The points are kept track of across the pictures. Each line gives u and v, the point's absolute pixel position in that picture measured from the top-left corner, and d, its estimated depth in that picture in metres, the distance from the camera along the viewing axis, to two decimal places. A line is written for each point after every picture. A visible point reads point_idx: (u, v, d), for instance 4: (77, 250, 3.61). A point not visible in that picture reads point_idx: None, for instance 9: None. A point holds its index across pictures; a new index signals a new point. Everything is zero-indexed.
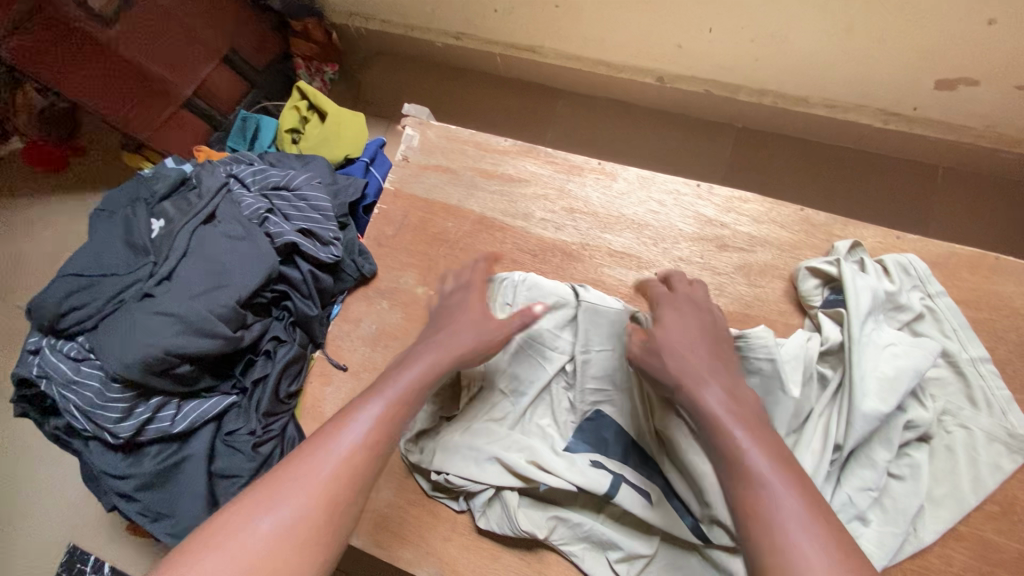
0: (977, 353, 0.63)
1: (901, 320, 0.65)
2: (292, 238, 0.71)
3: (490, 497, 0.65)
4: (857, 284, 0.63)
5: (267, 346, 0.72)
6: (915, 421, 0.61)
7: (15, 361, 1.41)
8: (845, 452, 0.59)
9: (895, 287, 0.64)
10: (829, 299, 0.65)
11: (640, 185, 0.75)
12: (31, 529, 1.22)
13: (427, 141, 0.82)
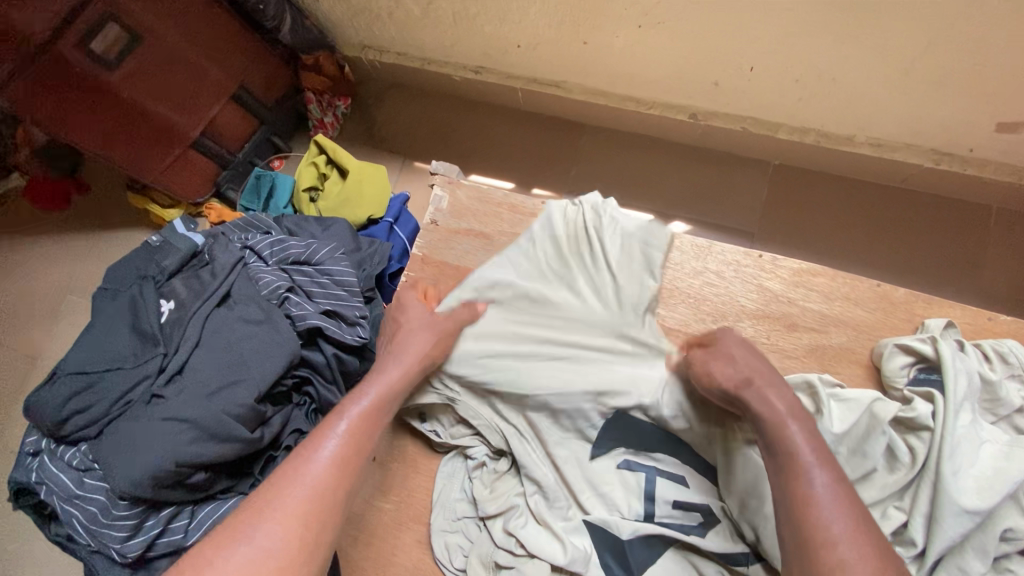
0: None
1: (999, 413, 0.57)
2: (315, 321, 0.64)
3: None
4: (957, 366, 0.55)
5: (288, 441, 0.65)
6: (1015, 531, 0.52)
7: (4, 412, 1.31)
8: (927, 557, 0.52)
9: (995, 376, 0.56)
10: (920, 380, 0.58)
11: (696, 255, 0.69)
12: None
13: (458, 202, 0.76)
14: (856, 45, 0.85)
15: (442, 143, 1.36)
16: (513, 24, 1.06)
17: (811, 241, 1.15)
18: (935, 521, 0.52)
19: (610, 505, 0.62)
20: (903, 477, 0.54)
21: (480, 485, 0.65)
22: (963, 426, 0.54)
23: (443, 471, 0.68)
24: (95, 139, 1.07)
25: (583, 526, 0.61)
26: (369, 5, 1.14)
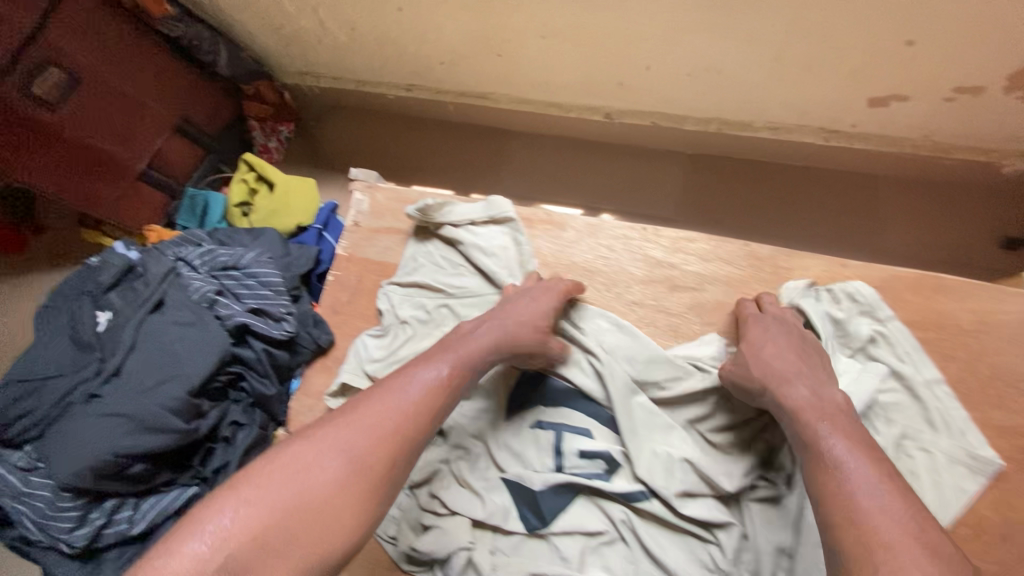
0: (931, 375, 0.62)
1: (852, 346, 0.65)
2: (242, 318, 0.70)
3: (465, 566, 0.63)
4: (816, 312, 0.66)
5: (226, 433, 0.70)
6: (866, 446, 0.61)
7: None
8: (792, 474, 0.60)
9: (841, 316, 0.66)
10: None
11: (589, 232, 0.76)
12: None
13: (376, 204, 0.83)
14: (730, 39, 0.95)
15: (385, 159, 1.45)
16: (431, 42, 1.15)
17: (724, 222, 1.26)
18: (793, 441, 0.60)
19: (525, 462, 0.68)
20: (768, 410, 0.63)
21: None
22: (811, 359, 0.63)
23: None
24: (45, 179, 1.12)
25: (501, 483, 0.67)
26: (300, 34, 1.23)
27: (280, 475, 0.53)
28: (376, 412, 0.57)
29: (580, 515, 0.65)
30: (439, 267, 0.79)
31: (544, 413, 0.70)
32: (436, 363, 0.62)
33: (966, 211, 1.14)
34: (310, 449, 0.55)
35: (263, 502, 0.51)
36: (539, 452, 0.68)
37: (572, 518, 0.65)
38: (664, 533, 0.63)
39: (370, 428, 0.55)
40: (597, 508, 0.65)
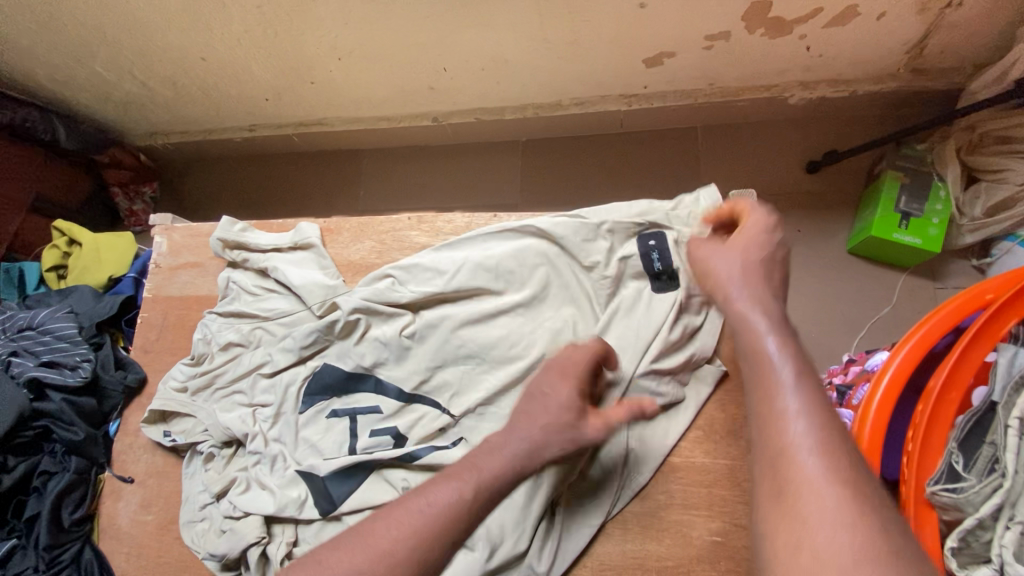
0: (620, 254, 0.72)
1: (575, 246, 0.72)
2: (32, 372, 0.74)
3: (259, 560, 0.67)
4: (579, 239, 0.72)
5: (37, 483, 0.74)
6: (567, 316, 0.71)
7: None
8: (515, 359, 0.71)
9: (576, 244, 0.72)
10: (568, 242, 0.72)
11: (361, 231, 0.81)
12: None
13: (173, 243, 0.88)
14: (497, 32, 1.01)
15: (247, 199, 1.50)
16: (248, 82, 1.21)
17: (564, 196, 1.32)
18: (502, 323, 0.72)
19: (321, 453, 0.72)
20: (506, 315, 0.72)
21: (212, 474, 0.73)
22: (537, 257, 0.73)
23: (187, 465, 0.76)
24: None
25: (297, 476, 0.70)
26: (130, 98, 1.29)
27: None
28: (392, 545, 0.50)
29: (372, 491, 0.69)
30: (251, 295, 0.81)
31: (340, 409, 0.74)
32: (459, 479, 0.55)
33: (771, 143, 1.21)
34: None
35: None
36: (336, 443, 0.72)
37: (364, 499, 0.68)
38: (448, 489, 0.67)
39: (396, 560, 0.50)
40: (387, 486, 0.69)
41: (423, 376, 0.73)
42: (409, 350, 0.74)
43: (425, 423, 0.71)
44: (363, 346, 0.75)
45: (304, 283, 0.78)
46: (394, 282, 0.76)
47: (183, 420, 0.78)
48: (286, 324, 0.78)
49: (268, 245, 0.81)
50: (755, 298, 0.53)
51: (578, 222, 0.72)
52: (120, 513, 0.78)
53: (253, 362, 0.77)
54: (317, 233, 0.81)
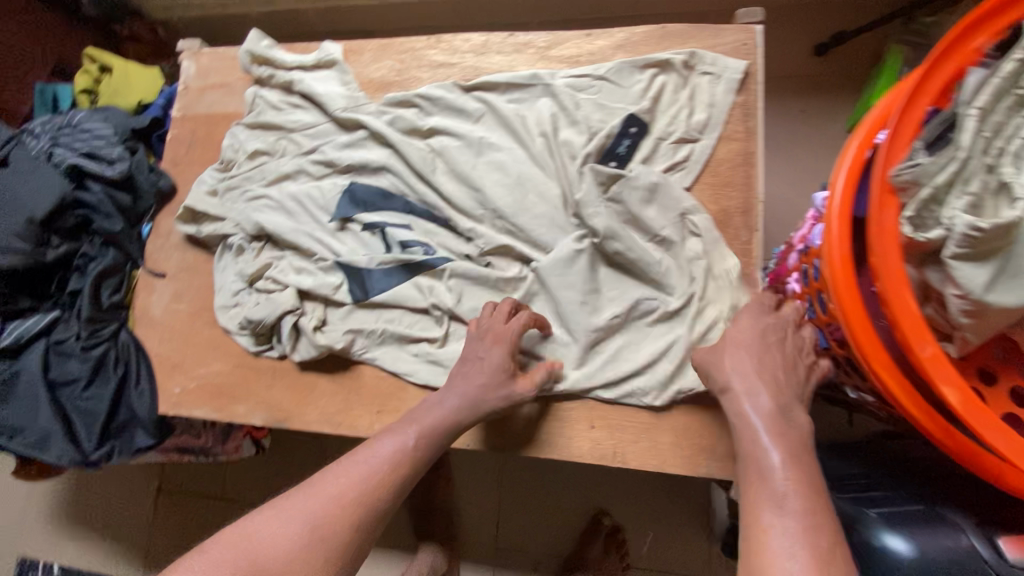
0: (627, 99, 0.74)
1: (582, 85, 0.76)
2: (73, 160, 0.79)
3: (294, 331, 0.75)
4: (588, 81, 0.76)
5: (79, 264, 0.80)
6: (570, 142, 0.75)
7: None
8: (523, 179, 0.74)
9: (583, 84, 0.76)
10: (576, 80, 0.77)
11: (381, 50, 0.85)
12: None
13: (200, 66, 0.92)
14: None
15: None
16: None
17: None
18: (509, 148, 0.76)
19: (350, 247, 0.79)
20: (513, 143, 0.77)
21: (247, 265, 0.79)
22: (546, 99, 0.77)
23: (218, 261, 0.82)
24: None
25: (336, 265, 0.78)
26: None
27: (237, 540, 0.51)
28: (347, 482, 0.55)
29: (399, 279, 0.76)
30: (276, 109, 0.85)
31: (365, 213, 0.79)
32: (407, 429, 0.60)
33: (782, 25, 1.22)
34: (278, 518, 0.52)
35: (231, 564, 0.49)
36: (365, 242, 0.79)
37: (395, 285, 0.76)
38: (462, 283, 0.74)
39: (338, 496, 0.54)
40: (412, 277, 0.76)
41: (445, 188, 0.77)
42: (430, 165, 0.78)
43: (444, 229, 0.77)
44: (386, 159, 0.79)
45: (330, 98, 0.82)
46: (419, 112, 0.79)
47: (213, 221, 0.83)
48: (313, 141, 0.83)
49: (292, 63, 0.85)
50: (760, 383, 0.56)
51: (591, 68, 0.76)
52: (153, 304, 0.84)
53: (283, 169, 0.82)
54: (340, 51, 0.84)
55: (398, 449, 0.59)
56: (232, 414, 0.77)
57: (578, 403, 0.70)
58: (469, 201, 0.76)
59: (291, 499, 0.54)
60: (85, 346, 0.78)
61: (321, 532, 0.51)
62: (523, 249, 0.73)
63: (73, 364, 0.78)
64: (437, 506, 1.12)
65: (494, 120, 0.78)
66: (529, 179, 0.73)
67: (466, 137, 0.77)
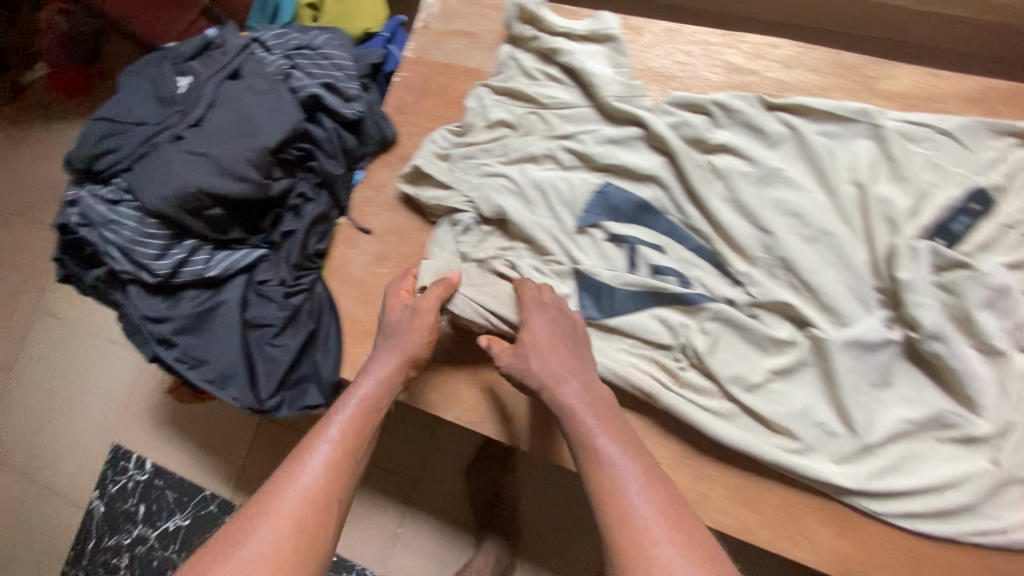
0: (974, 166, 0.62)
1: (919, 135, 0.64)
2: (315, 90, 0.72)
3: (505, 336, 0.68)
4: (928, 133, 0.63)
5: (294, 202, 0.73)
6: (889, 198, 0.62)
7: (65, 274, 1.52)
8: (824, 231, 0.63)
9: (920, 133, 0.63)
10: (912, 127, 0.64)
11: (667, 37, 0.73)
12: (98, 410, 1.42)
13: (446, 8, 0.82)
14: None
15: None
16: None
17: None
18: (810, 189, 0.64)
19: (590, 254, 0.69)
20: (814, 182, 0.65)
21: (472, 247, 0.72)
22: (867, 141, 0.64)
23: (435, 232, 0.74)
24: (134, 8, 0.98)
25: (571, 274, 0.69)
26: None
27: (218, 542, 0.52)
28: (289, 480, 0.56)
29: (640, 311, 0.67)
30: (530, 78, 0.75)
31: (615, 221, 0.69)
32: (334, 417, 0.61)
33: None
34: (250, 521, 0.53)
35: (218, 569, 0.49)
36: (609, 254, 0.69)
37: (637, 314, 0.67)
38: (720, 332, 0.65)
39: (289, 501, 0.54)
40: (652, 309, 0.67)
41: (723, 216, 0.66)
42: (708, 186, 0.67)
43: (709, 264, 0.67)
44: (655, 167, 0.68)
45: (604, 79, 0.71)
46: (708, 122, 0.67)
47: (438, 186, 0.74)
48: (567, 123, 0.73)
49: (562, 28, 0.74)
50: (567, 371, 0.61)
51: (934, 118, 0.64)
52: (352, 260, 0.77)
53: (529, 149, 0.73)
54: (620, 27, 0.73)
55: (328, 448, 0.58)
56: (422, 403, 0.73)
57: (818, 495, 0.62)
58: (748, 237, 0.65)
59: (251, 507, 0.54)
60: (288, 293, 0.72)
61: (286, 541, 0.52)
62: (809, 313, 0.62)
63: (271, 308, 0.72)
64: (494, 494, 1.11)
65: (796, 151, 0.66)
66: (833, 234, 0.62)
67: (760, 164, 0.66)
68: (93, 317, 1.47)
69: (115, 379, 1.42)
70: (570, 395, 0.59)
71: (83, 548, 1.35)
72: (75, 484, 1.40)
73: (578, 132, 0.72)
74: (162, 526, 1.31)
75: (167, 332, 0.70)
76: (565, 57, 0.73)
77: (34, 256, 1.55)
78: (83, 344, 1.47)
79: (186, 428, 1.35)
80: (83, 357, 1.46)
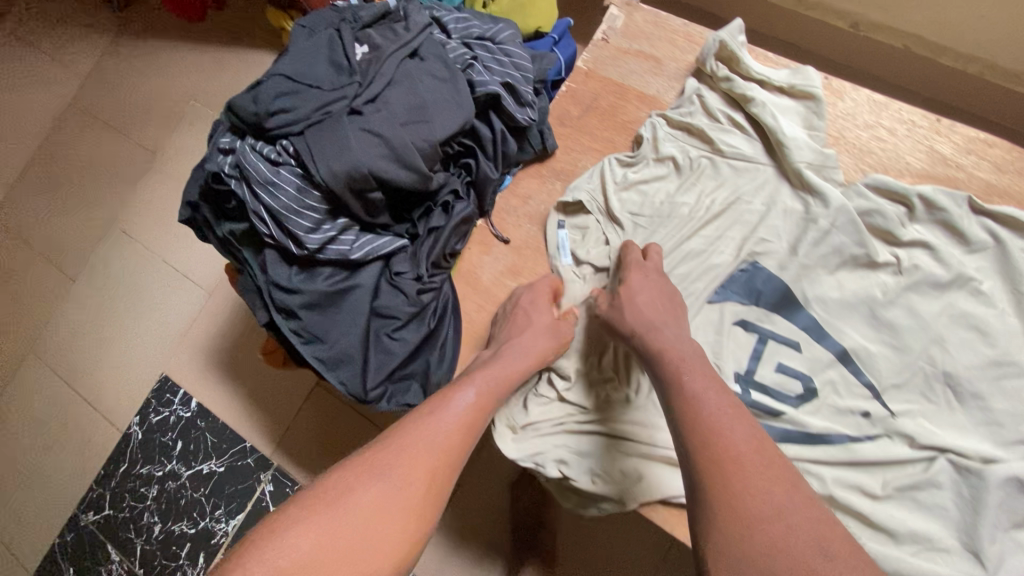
0: None
1: None
2: (495, 89, 0.68)
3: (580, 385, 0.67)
4: None
5: (445, 198, 0.71)
6: None
7: (144, 194, 1.51)
8: (1008, 359, 0.60)
9: None
10: None
11: (870, 108, 0.68)
12: (153, 337, 1.42)
13: (631, 24, 0.77)
14: None
15: None
16: None
17: None
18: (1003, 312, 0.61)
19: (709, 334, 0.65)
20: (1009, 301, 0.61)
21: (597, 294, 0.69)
22: None
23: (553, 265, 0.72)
24: None
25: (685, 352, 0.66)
26: None
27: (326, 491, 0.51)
28: (415, 434, 0.56)
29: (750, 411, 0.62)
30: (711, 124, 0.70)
31: (753, 307, 0.65)
32: (468, 384, 0.61)
33: None
34: (367, 469, 0.53)
35: (331, 512, 0.49)
36: (736, 339, 0.65)
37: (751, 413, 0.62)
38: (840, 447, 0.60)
39: (411, 455, 0.54)
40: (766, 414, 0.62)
41: (888, 317, 0.63)
42: (882, 284, 0.64)
43: (853, 370, 0.63)
44: (821, 255, 0.65)
45: (798, 142, 0.67)
46: (903, 216, 0.64)
47: (581, 219, 0.72)
48: (734, 185, 0.69)
49: (760, 74, 0.70)
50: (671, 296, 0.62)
51: None
52: (482, 267, 0.75)
53: (691, 202, 0.69)
54: (824, 86, 0.68)
55: (465, 412, 0.58)
56: None
57: None
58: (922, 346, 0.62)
59: (365, 456, 0.54)
60: (421, 289, 0.69)
61: (407, 494, 0.52)
62: (962, 440, 0.60)
63: (399, 301, 0.69)
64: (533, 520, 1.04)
65: (999, 265, 0.62)
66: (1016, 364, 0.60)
67: (954, 273, 0.62)
68: (164, 245, 1.46)
69: (176, 309, 1.42)
70: (666, 339, 0.58)
71: (114, 471, 1.36)
72: (116, 405, 1.40)
73: (745, 201, 0.68)
74: (196, 467, 1.31)
75: (293, 304, 0.68)
76: (756, 104, 0.68)
77: (117, 169, 1.54)
78: (149, 268, 1.46)
79: (238, 375, 1.35)
80: (147, 281, 1.45)
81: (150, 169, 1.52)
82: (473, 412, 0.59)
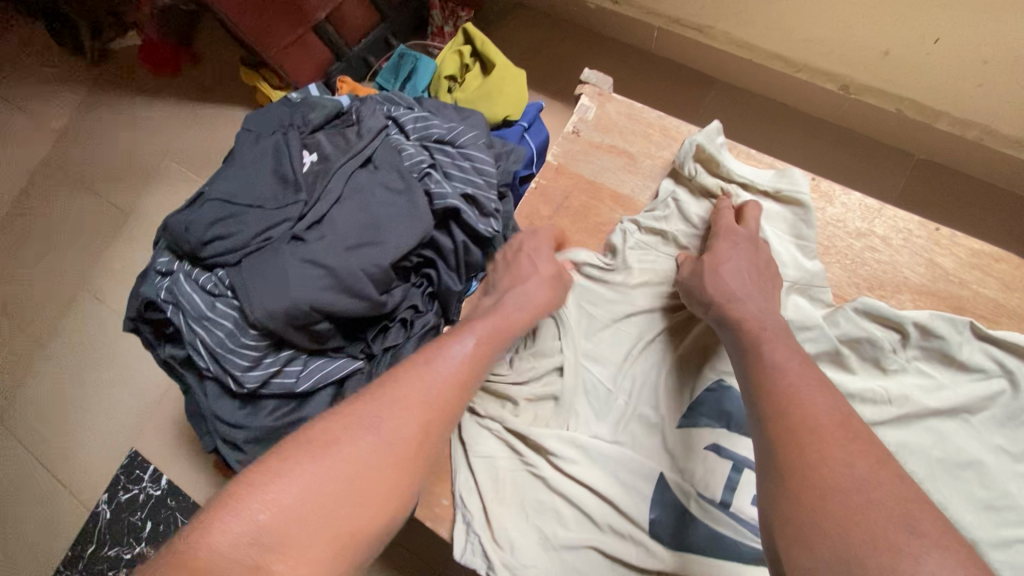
0: None
1: None
2: (454, 201, 0.63)
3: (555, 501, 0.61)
4: None
5: (404, 314, 0.65)
6: None
7: (118, 257, 1.47)
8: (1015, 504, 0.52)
9: None
10: None
11: (862, 214, 0.63)
12: (129, 407, 1.36)
13: (603, 117, 0.73)
14: None
15: (540, 77, 1.29)
16: None
17: None
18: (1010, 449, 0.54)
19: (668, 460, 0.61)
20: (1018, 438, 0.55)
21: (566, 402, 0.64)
22: None
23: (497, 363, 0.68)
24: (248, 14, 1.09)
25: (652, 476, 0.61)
26: None
27: (310, 447, 0.44)
28: (413, 384, 0.50)
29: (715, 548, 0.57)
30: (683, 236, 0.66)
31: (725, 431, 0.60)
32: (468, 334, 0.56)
33: None
34: (358, 421, 0.47)
35: (319, 471, 0.43)
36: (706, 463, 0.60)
37: (720, 554, 0.56)
38: None
39: (408, 405, 0.48)
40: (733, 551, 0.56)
41: None
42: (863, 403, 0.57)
43: None
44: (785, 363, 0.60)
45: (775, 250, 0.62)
46: (897, 343, 0.58)
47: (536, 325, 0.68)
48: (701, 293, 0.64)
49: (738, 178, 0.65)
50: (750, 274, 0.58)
51: None
52: None
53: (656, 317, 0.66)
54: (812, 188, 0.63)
55: (468, 358, 0.53)
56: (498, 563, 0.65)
57: None
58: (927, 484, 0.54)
59: (354, 406, 0.48)
60: None
61: (400, 452, 0.46)
62: None
63: None
64: None
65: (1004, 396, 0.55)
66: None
67: (952, 400, 0.55)
68: None
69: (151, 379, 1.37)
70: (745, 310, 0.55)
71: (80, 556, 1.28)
72: (85, 483, 1.33)
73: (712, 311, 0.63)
74: None
75: (238, 438, 0.62)
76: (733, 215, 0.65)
77: (91, 230, 1.49)
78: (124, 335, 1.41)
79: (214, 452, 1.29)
80: (121, 349, 1.40)
81: (123, 229, 1.47)
82: (467, 369, 0.53)
